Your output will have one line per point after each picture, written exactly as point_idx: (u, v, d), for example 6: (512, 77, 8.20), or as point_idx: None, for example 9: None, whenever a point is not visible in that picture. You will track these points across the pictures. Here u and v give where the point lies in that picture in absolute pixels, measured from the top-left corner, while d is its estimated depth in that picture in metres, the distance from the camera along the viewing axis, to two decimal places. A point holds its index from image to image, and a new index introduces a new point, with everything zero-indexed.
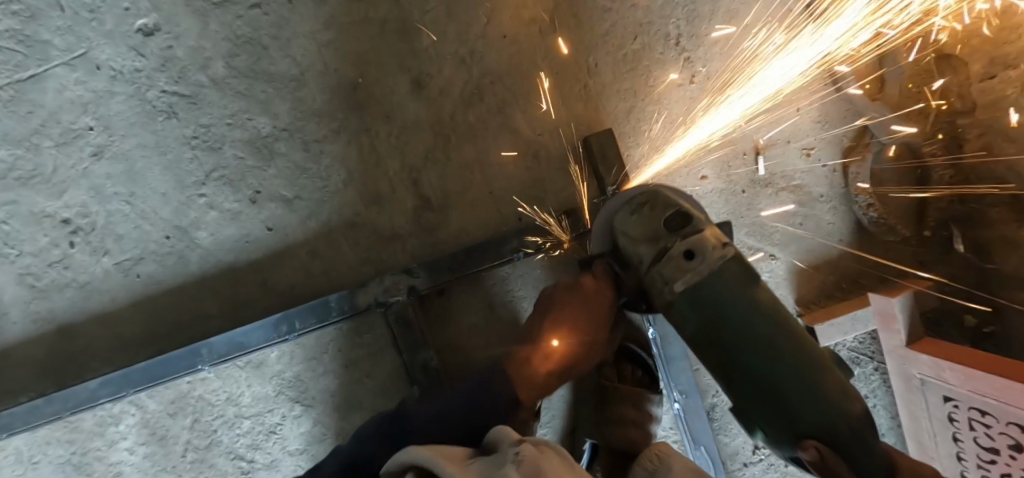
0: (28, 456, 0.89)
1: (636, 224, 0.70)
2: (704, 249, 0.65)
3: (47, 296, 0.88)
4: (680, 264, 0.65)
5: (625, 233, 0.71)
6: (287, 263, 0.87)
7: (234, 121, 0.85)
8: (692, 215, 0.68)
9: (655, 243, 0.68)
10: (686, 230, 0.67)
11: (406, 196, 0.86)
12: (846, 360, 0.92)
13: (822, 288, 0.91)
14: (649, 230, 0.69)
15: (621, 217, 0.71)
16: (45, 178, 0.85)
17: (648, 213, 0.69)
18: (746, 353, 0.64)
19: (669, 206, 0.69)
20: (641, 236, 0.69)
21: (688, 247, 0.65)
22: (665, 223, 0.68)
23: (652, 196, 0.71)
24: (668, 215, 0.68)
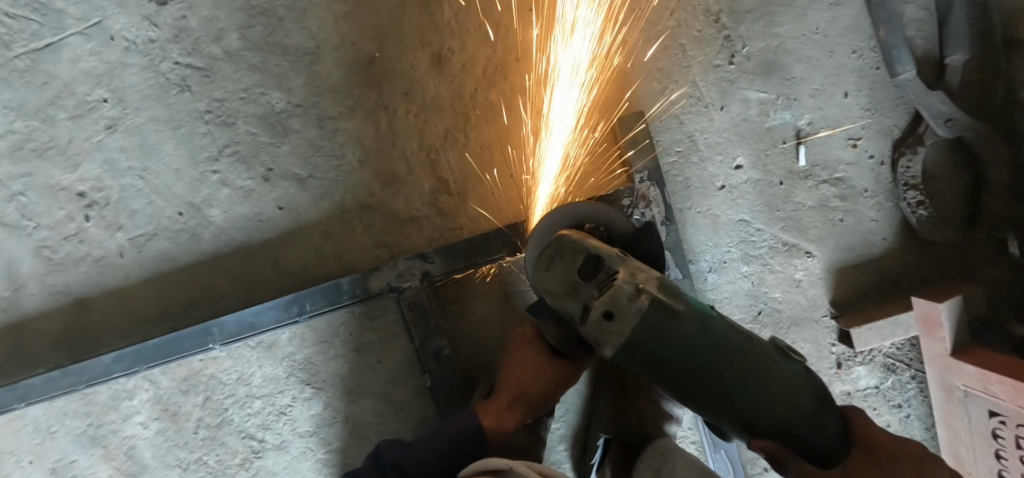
0: (46, 426, 0.91)
1: (553, 280, 0.58)
2: (624, 302, 0.53)
3: (63, 270, 0.88)
4: (602, 328, 0.55)
5: (545, 291, 0.59)
6: (299, 243, 0.85)
7: (248, 95, 0.82)
8: (605, 257, 0.56)
9: (576, 298, 0.56)
10: (603, 282, 0.55)
11: (422, 179, 0.83)
12: (881, 366, 0.87)
13: (861, 289, 0.85)
14: (568, 284, 0.57)
15: (538, 274, 0.59)
16: (60, 150, 0.85)
17: (560, 263, 0.57)
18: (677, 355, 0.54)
19: (580, 252, 0.57)
20: (561, 291, 0.57)
21: (606, 306, 0.53)
22: (582, 275, 0.57)
23: (561, 242, 0.59)
24: (580, 263, 0.57)
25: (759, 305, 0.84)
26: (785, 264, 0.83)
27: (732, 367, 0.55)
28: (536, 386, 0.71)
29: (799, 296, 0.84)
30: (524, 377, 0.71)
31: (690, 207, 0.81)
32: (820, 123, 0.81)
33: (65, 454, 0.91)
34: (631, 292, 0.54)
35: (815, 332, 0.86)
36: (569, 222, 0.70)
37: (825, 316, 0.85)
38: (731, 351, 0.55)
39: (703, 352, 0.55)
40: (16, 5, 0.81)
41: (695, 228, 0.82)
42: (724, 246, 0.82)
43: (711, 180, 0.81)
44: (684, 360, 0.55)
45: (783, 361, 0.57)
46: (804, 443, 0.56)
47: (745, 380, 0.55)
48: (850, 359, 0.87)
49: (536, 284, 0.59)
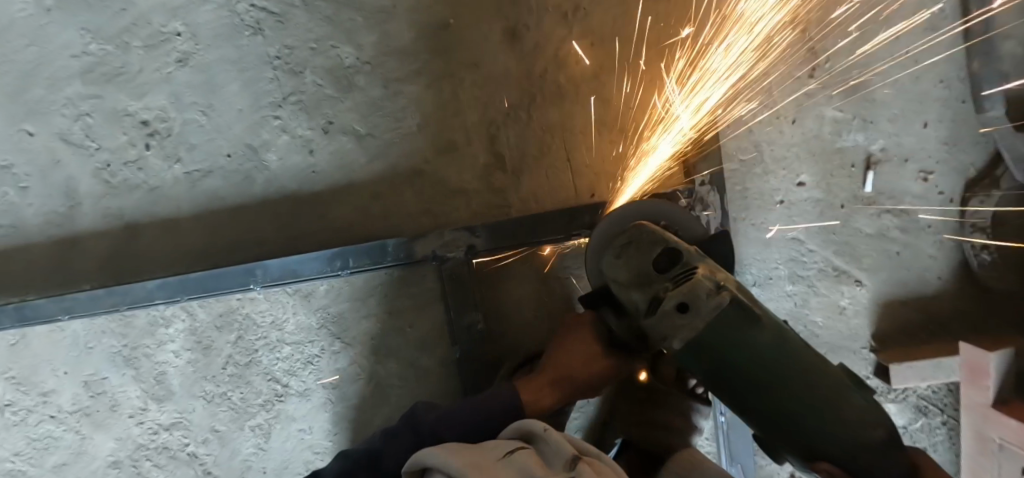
0: (84, 341, 0.97)
1: (623, 267, 0.59)
2: (701, 299, 0.54)
3: (118, 194, 0.91)
4: (674, 320, 0.54)
5: (611, 277, 0.60)
6: (349, 199, 0.86)
7: (318, 46, 0.82)
8: (682, 250, 0.57)
9: (647, 288, 0.57)
10: (677, 273, 0.56)
11: (479, 152, 0.83)
12: (912, 407, 0.85)
13: (906, 326, 0.83)
14: (640, 273, 0.58)
15: (604, 259, 0.61)
16: (129, 77, 0.88)
17: (635, 250, 0.58)
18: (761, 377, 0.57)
19: (656, 243, 0.58)
20: (631, 280, 0.58)
21: (682, 298, 0.54)
22: (655, 267, 0.57)
23: (637, 231, 0.59)
24: (655, 254, 0.57)
25: (798, 328, 0.83)
26: (832, 290, 0.82)
27: (805, 393, 0.57)
28: (586, 369, 0.71)
29: (841, 323, 0.83)
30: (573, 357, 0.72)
31: (745, 219, 0.80)
32: (893, 150, 0.79)
33: (96, 369, 0.97)
34: (707, 291, 0.54)
35: (850, 363, 0.84)
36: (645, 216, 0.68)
37: (864, 348, 0.83)
38: (804, 376, 0.57)
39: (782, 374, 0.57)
40: None
41: (745, 240, 0.80)
42: (773, 262, 0.81)
43: (771, 194, 0.79)
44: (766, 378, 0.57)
45: (855, 390, 0.59)
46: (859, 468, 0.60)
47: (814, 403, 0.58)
48: (883, 395, 0.85)
49: (602, 271, 0.61)
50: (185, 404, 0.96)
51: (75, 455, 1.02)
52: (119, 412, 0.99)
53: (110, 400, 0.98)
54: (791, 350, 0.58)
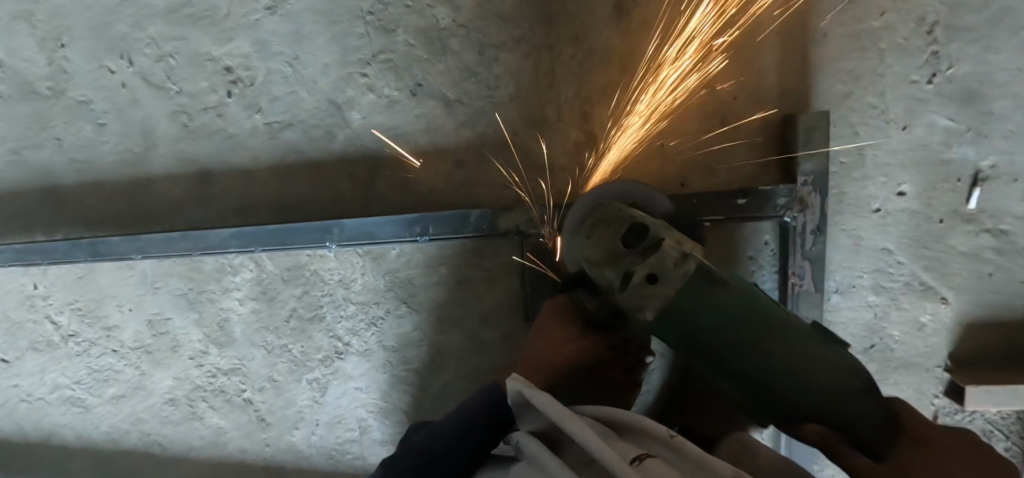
0: (151, 280, 0.98)
1: (596, 248, 0.56)
2: (668, 268, 0.50)
3: (196, 138, 0.92)
4: (645, 292, 0.50)
5: (586, 259, 0.57)
6: (430, 165, 0.85)
7: (414, 5, 0.80)
8: (650, 222, 0.53)
9: (619, 264, 0.53)
10: (644, 245, 0.52)
11: (570, 129, 0.81)
12: (977, 430, 0.84)
13: (981, 349, 0.80)
14: (609, 250, 0.54)
15: (579, 243, 0.59)
16: (214, 20, 0.87)
17: (603, 229, 0.56)
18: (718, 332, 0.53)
19: (623, 219, 0.55)
20: (602, 259, 0.54)
21: (648, 268, 0.50)
22: (624, 242, 0.54)
23: (604, 210, 0.58)
24: (622, 230, 0.54)
25: (873, 339, 0.81)
26: (916, 306, 0.80)
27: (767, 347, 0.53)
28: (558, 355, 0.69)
29: (919, 340, 0.81)
30: (550, 345, 0.70)
31: (837, 223, 0.78)
32: (1003, 167, 0.76)
33: (161, 309, 1.00)
34: (675, 261, 0.50)
35: (920, 380, 0.83)
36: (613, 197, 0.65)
37: (938, 366, 0.82)
38: (764, 331, 0.53)
39: (742, 330, 0.53)
40: None
41: (834, 245, 0.79)
42: (858, 271, 0.79)
43: (868, 201, 0.77)
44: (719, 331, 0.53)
45: (826, 344, 0.54)
46: (851, 433, 0.53)
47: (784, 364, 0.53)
48: (949, 415, 0.84)
49: (579, 253, 0.58)
50: (245, 351, 0.98)
51: (133, 387, 1.06)
52: (179, 353, 1.01)
53: (171, 340, 1.01)
54: (756, 308, 0.53)
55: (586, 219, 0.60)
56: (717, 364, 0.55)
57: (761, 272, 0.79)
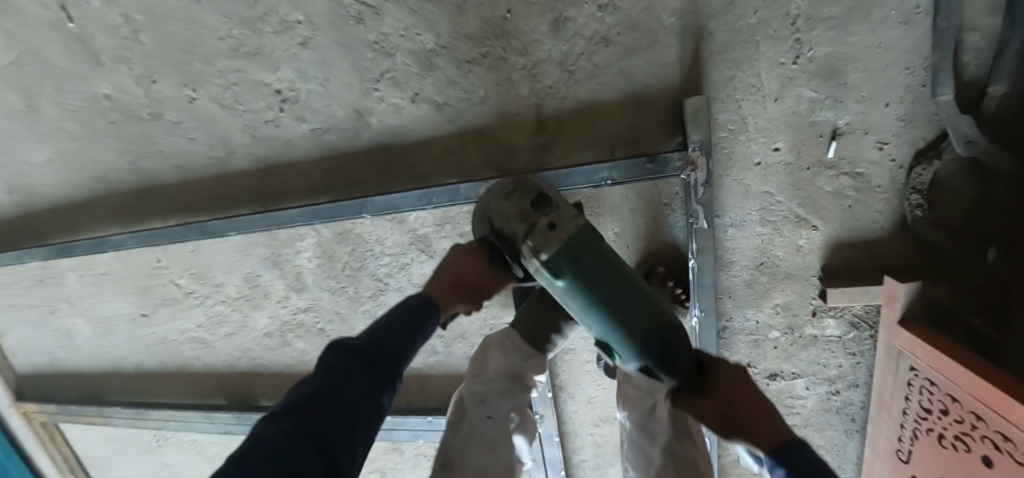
0: (244, 248, 1.36)
1: (514, 208, 0.96)
2: (564, 220, 0.90)
3: (262, 144, 1.25)
4: (545, 232, 0.89)
5: (507, 214, 0.96)
6: (432, 152, 1.17)
7: (407, 34, 1.06)
8: (553, 197, 0.94)
9: (528, 219, 0.93)
10: (546, 207, 0.93)
11: (528, 118, 1.10)
12: (848, 322, 1.13)
13: (849, 264, 1.09)
14: (523, 210, 0.94)
15: (498, 202, 0.98)
16: (265, 56, 1.16)
17: (521, 195, 0.96)
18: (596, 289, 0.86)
19: (535, 192, 0.96)
20: (518, 213, 0.95)
21: (551, 218, 0.90)
22: (532, 207, 0.94)
23: (523, 184, 0.98)
24: (534, 197, 0.95)
25: (763, 259, 1.11)
26: (794, 233, 1.08)
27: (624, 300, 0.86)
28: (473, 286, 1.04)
29: (799, 257, 1.09)
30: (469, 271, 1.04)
31: (729, 176, 1.05)
32: (857, 125, 0.99)
33: (252, 267, 1.38)
34: (566, 215, 0.91)
35: (801, 286, 1.12)
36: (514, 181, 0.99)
37: (813, 276, 1.11)
38: (622, 293, 0.86)
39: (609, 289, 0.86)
40: None
41: (728, 191, 1.06)
42: (748, 210, 1.07)
43: (752, 157, 1.03)
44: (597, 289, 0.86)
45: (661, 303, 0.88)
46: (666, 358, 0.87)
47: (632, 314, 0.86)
48: (825, 313, 1.13)
49: (496, 210, 0.99)
50: (316, 294, 1.37)
51: (239, 325, 1.50)
52: (271, 298, 1.41)
53: (263, 289, 1.41)
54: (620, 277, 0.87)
55: (506, 189, 0.99)
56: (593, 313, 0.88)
57: (673, 212, 1.10)
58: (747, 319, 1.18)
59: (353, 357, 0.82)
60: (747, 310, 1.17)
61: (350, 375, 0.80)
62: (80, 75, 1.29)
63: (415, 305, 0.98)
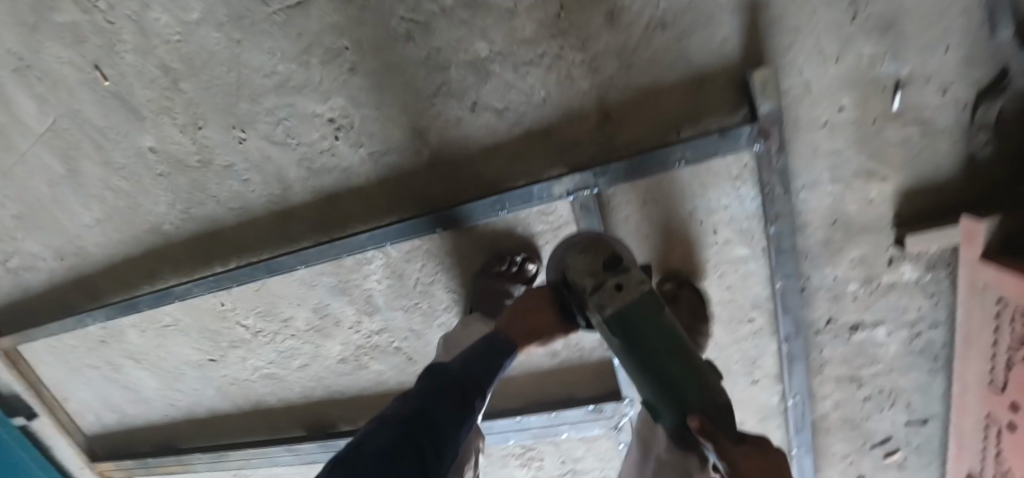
0: (310, 280, 1.37)
1: (583, 262, 0.97)
2: (631, 281, 0.93)
3: (319, 175, 1.27)
4: (611, 293, 0.92)
5: (574, 267, 0.98)
6: (496, 158, 1.18)
7: (459, 45, 1.07)
8: (625, 258, 0.97)
9: (596, 278, 0.95)
10: (617, 268, 0.95)
11: (591, 112, 1.10)
12: (925, 265, 1.16)
13: (922, 209, 1.12)
14: (591, 267, 0.96)
15: (573, 258, 0.99)
16: (313, 87, 1.16)
17: (595, 253, 0.97)
18: (644, 344, 0.88)
19: (608, 250, 0.98)
20: (586, 269, 0.96)
21: (620, 281, 0.93)
22: (602, 266, 0.96)
23: (597, 242, 1.00)
24: (604, 255, 0.97)
25: (837, 215, 1.14)
26: (865, 187, 1.10)
27: (672, 364, 0.85)
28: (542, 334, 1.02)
29: (871, 210, 1.12)
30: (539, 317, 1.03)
31: (797, 140, 1.07)
32: (921, 74, 0.99)
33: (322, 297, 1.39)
34: (635, 280, 0.94)
35: (876, 238, 1.15)
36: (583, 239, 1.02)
37: (888, 227, 1.14)
38: (670, 355, 0.86)
39: (661, 351, 0.86)
40: None
41: (797, 156, 1.08)
42: (818, 171, 1.10)
43: (817, 119, 1.05)
44: (650, 345, 0.87)
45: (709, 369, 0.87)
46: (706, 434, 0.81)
47: (674, 380, 0.84)
48: (902, 259, 1.16)
49: (567, 264, 1.00)
50: (388, 314, 1.39)
51: (312, 356, 1.51)
52: (342, 325, 1.43)
53: (333, 318, 1.42)
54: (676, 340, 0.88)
55: (580, 243, 1.02)
56: (641, 374, 0.88)
57: (745, 184, 1.11)
58: (824, 276, 1.21)
59: (441, 389, 0.81)
60: (823, 268, 1.20)
61: (430, 421, 0.76)
62: (127, 132, 1.29)
63: (486, 351, 0.92)
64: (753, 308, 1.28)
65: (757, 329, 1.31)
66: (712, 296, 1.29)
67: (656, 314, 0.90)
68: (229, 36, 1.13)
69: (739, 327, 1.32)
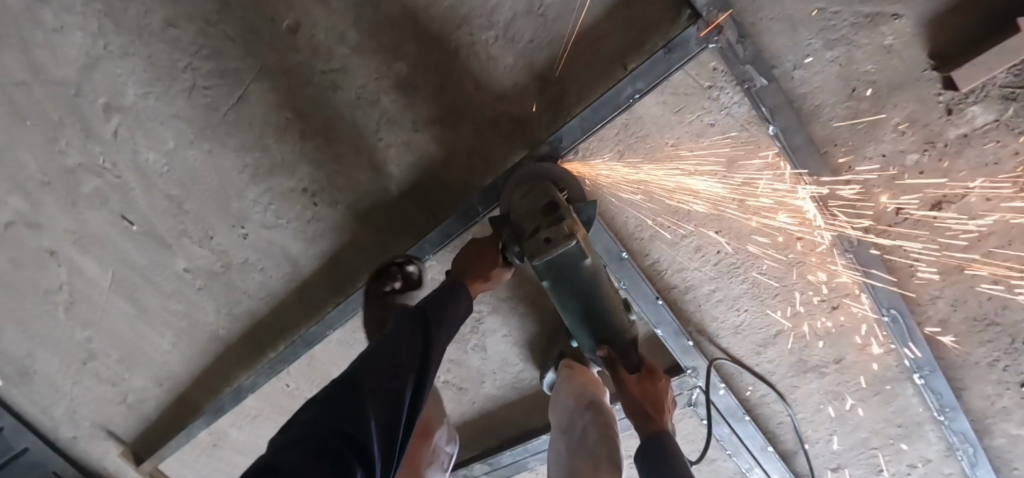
0: (346, 340, 1.49)
1: (525, 202, 0.98)
2: (558, 233, 0.93)
3: (315, 242, 1.30)
4: (541, 244, 0.95)
5: (515, 207, 1.00)
6: (455, 166, 1.15)
7: (379, 73, 1.05)
8: (562, 206, 0.96)
9: (532, 221, 0.98)
10: (552, 219, 0.95)
11: (526, 82, 1.04)
12: (999, 98, 0.89)
13: (961, 30, 0.86)
14: (529, 209, 0.98)
15: (513, 198, 1.01)
16: (279, 166, 1.20)
17: (535, 196, 0.97)
18: (573, 290, 1.02)
19: (547, 194, 0.96)
20: (525, 210, 0.98)
21: (550, 234, 0.94)
22: (542, 211, 0.96)
23: (541, 185, 0.98)
24: (544, 201, 0.96)
25: (852, 83, 0.94)
26: (872, 35, 0.88)
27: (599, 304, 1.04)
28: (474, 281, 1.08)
29: (893, 61, 0.90)
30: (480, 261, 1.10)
31: (760, 18, 0.90)
32: None
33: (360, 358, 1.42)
34: (566, 236, 0.93)
35: (917, 90, 0.92)
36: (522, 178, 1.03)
37: (926, 70, 0.90)
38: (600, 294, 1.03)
39: (588, 295, 1.03)
40: (209, 79, 1.11)
41: (771, 33, 0.91)
42: (806, 40, 0.91)
43: None
44: (577, 289, 1.01)
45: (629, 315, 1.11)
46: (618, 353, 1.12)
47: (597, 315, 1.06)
48: (963, 101, 0.91)
49: (510, 206, 1.01)
50: None
51: None
52: None
53: None
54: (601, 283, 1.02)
55: (527, 181, 1.01)
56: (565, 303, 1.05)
57: (724, 90, 0.97)
58: (869, 159, 1.00)
59: (397, 339, 0.90)
60: (864, 149, 0.99)
61: (392, 358, 0.86)
62: (161, 258, 1.40)
63: (438, 300, 1.01)
64: (799, 226, 1.07)
65: (814, 248, 1.09)
66: (741, 230, 1.10)
67: (592, 270, 0.99)
68: (200, 148, 1.21)
69: (790, 254, 1.11)
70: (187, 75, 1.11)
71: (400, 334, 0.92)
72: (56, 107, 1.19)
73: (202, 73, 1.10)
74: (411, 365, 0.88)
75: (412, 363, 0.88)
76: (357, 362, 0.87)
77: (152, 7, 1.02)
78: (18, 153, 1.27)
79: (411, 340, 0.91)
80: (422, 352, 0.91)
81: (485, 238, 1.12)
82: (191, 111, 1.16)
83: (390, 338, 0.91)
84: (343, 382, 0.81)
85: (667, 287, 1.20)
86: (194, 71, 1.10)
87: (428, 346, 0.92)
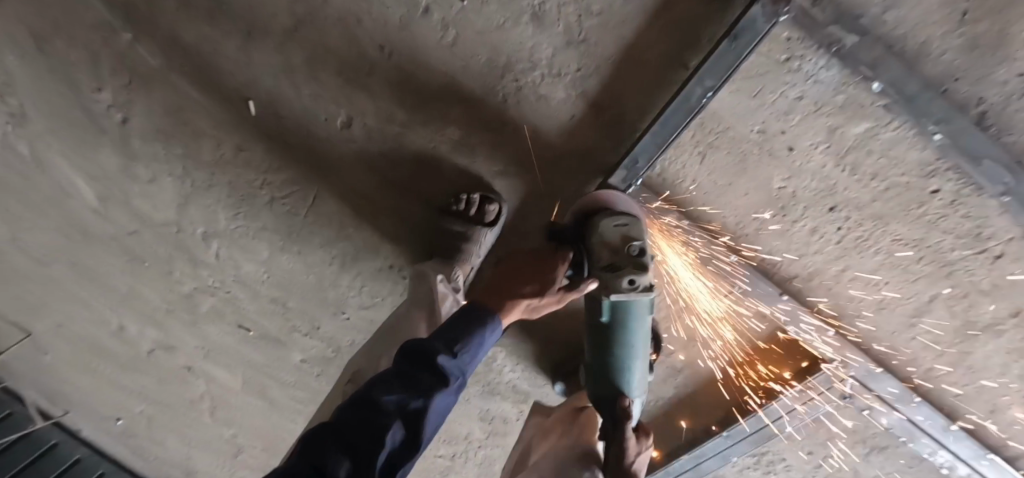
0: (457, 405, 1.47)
1: (612, 232, 0.89)
2: (643, 281, 0.86)
3: None
4: (619, 285, 0.86)
5: (595, 233, 0.90)
6: (531, 208, 1.17)
7: (434, 140, 1.11)
8: (648, 252, 0.88)
9: (613, 256, 0.88)
10: (639, 261, 0.86)
11: (584, 111, 1.02)
12: None
13: None
14: (614, 243, 0.88)
15: (603, 222, 0.89)
16: (363, 249, 1.27)
17: (628, 233, 0.88)
18: (617, 337, 0.94)
19: (640, 236, 0.88)
20: (608, 241, 0.88)
21: (634, 278, 0.85)
22: (629, 249, 0.87)
23: (634, 223, 0.89)
24: (634, 241, 0.88)
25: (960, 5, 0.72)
26: None
27: (635, 361, 0.98)
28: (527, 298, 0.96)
29: None
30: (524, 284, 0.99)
31: None
32: None
33: (473, 422, 1.35)
34: (648, 285, 0.86)
35: None
36: (600, 197, 0.94)
37: None
38: (640, 353, 0.97)
39: (628, 349, 0.96)
40: (287, 186, 1.23)
41: None
42: None
43: None
44: (624, 338, 0.94)
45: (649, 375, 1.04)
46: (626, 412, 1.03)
47: (627, 373, 0.99)
48: None
49: (596, 228, 0.90)
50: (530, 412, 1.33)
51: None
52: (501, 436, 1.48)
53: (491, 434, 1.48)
54: (647, 344, 0.97)
55: (617, 210, 0.91)
56: (600, 345, 0.97)
57: (806, 59, 0.83)
58: (1007, 81, 0.77)
59: (387, 384, 0.84)
60: (999, 72, 0.77)
61: (372, 410, 0.80)
62: (277, 355, 1.49)
63: (455, 332, 0.89)
64: (929, 178, 0.89)
65: (955, 198, 0.90)
66: (859, 198, 0.95)
67: (647, 327, 0.94)
68: (290, 251, 1.30)
69: (924, 212, 0.93)
70: (264, 190, 1.25)
71: (394, 380, 0.84)
72: (164, 245, 1.40)
73: (276, 185, 1.24)
74: (396, 416, 0.81)
75: (396, 413, 0.81)
76: (346, 406, 0.84)
77: (224, 139, 1.20)
78: (145, 291, 1.50)
79: (403, 389, 0.83)
80: (414, 401, 0.82)
81: (544, 249, 1.01)
82: (274, 221, 1.27)
83: (380, 383, 0.84)
84: (319, 430, 0.80)
85: (785, 280, 1.08)
86: (270, 186, 1.24)
87: (420, 395, 0.83)
